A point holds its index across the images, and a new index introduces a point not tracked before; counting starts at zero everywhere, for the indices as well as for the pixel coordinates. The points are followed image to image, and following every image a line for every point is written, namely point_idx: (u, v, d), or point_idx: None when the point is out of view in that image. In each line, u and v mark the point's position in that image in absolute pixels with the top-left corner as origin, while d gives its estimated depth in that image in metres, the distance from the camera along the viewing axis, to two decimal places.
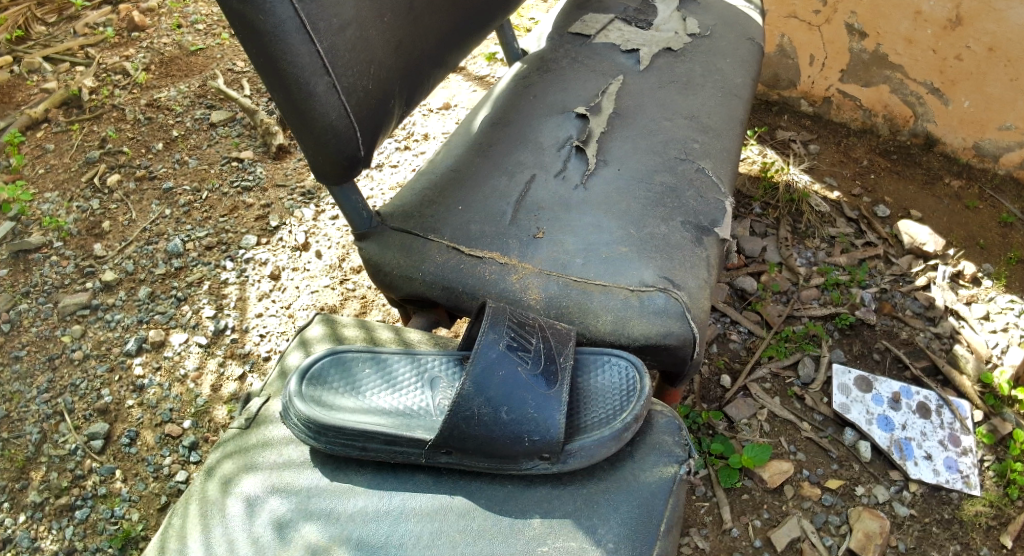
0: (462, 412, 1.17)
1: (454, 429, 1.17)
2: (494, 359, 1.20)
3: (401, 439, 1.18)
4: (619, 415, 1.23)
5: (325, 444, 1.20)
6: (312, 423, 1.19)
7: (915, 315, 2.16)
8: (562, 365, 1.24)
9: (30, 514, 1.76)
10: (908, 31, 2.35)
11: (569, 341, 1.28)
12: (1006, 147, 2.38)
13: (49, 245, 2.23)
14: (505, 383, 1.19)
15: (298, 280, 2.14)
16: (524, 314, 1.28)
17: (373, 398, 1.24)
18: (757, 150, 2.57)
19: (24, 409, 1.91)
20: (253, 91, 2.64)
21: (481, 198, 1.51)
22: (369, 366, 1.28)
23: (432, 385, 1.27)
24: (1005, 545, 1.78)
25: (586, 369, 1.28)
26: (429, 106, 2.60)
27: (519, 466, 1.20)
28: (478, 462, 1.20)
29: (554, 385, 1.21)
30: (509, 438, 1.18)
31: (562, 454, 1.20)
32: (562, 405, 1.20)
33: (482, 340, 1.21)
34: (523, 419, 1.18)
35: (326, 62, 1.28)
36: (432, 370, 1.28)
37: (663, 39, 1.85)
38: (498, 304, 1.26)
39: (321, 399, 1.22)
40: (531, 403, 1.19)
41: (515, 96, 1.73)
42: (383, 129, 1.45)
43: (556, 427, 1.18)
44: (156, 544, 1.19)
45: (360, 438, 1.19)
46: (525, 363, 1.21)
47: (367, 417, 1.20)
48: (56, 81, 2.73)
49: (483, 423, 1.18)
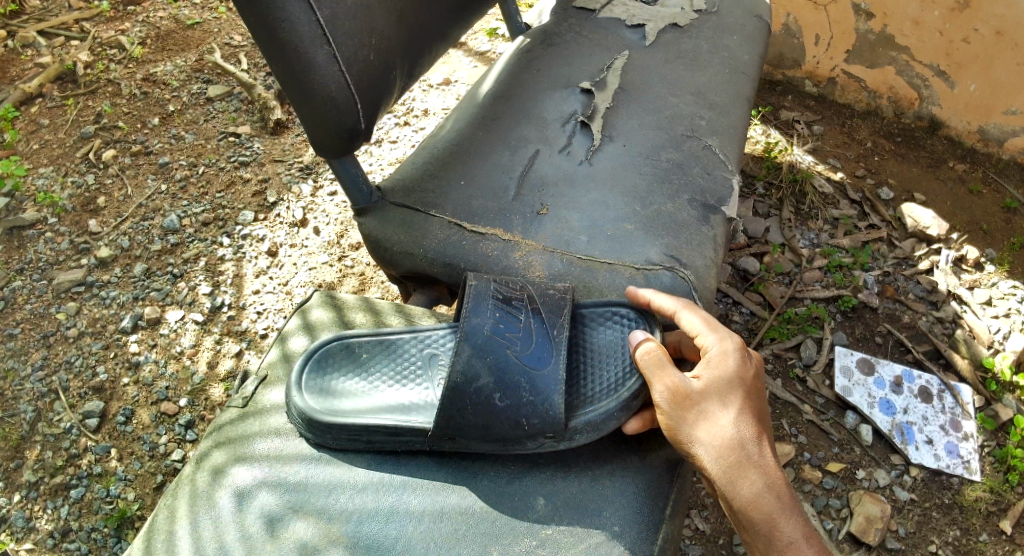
0: (454, 403, 1.15)
1: (450, 420, 1.16)
2: (481, 344, 1.17)
3: (404, 430, 1.17)
4: (623, 383, 1.21)
5: (332, 441, 1.19)
6: (316, 421, 1.18)
7: (917, 299, 2.14)
8: (558, 337, 1.20)
9: (25, 494, 1.74)
10: (917, 13, 2.31)
11: (563, 307, 1.24)
12: (1011, 132, 2.34)
13: (43, 221, 2.19)
14: (495, 367, 1.17)
15: (296, 257, 2.12)
16: (511, 286, 1.25)
17: (374, 385, 1.23)
18: (760, 130, 2.54)
19: (18, 387, 1.89)
20: (251, 66, 2.61)
21: (484, 173, 1.48)
22: (365, 350, 1.26)
23: (432, 364, 1.24)
24: (1003, 531, 1.79)
25: (590, 325, 1.26)
26: (429, 82, 2.56)
27: (524, 446, 1.19)
28: (483, 447, 1.19)
29: (550, 361, 1.18)
30: (508, 423, 1.17)
31: (567, 433, 1.18)
32: (560, 381, 1.17)
33: (465, 324, 1.18)
34: (519, 405, 1.16)
35: (326, 31, 1.24)
36: (427, 347, 1.26)
37: (669, 14, 1.81)
38: (480, 278, 1.23)
39: (322, 393, 1.21)
40: (524, 385, 1.17)
41: (517, 70, 1.69)
42: (383, 103, 1.42)
43: (556, 408, 1.16)
44: (143, 538, 1.17)
45: (364, 433, 1.18)
46: (514, 344, 1.18)
47: (365, 411, 1.19)
48: (51, 56, 2.69)
49: (478, 412, 1.16)
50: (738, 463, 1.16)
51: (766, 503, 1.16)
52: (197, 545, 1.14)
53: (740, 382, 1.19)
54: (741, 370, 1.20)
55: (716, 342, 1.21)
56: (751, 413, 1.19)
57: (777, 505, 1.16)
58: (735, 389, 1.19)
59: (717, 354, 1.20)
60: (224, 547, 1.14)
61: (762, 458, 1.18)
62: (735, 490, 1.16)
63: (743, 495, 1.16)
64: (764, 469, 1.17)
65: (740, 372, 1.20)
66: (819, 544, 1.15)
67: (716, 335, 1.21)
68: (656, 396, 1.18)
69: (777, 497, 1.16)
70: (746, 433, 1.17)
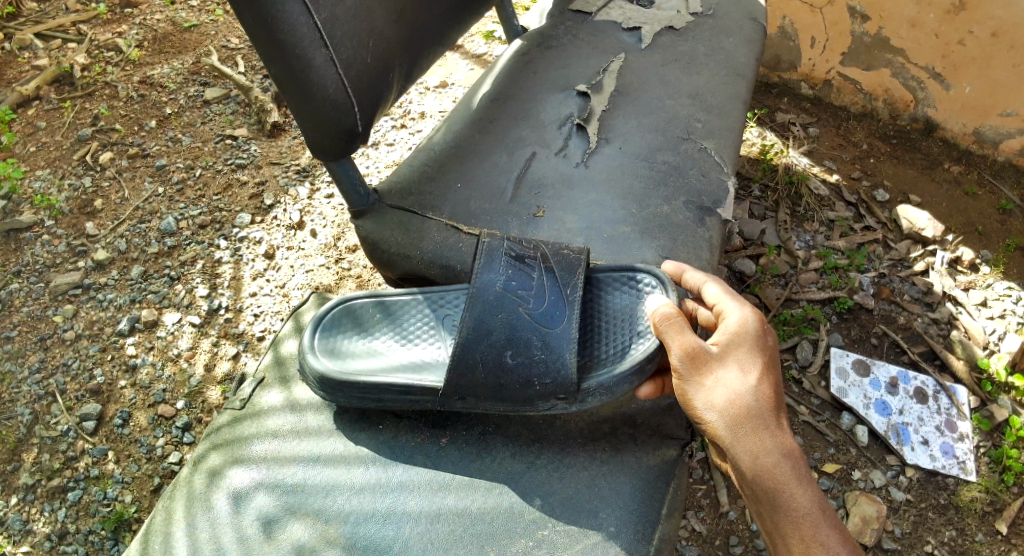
0: (466, 360, 1.17)
1: (460, 378, 1.18)
2: (492, 301, 1.19)
3: (414, 389, 1.19)
4: (635, 345, 1.22)
5: (343, 399, 1.21)
6: (326, 379, 1.20)
7: (913, 300, 2.15)
8: (570, 297, 1.21)
9: (22, 497, 1.74)
10: (913, 14, 2.31)
11: (577, 267, 1.24)
12: (1006, 134, 2.36)
13: (40, 224, 2.19)
14: (506, 324, 1.19)
15: (293, 259, 2.12)
16: (524, 244, 1.26)
17: (387, 344, 1.26)
18: (756, 132, 2.54)
19: (16, 390, 1.89)
20: (248, 69, 2.61)
21: (481, 175, 1.49)
22: (377, 310, 1.30)
23: (443, 323, 1.27)
24: (999, 532, 1.79)
25: (605, 290, 1.28)
26: (426, 84, 2.57)
27: (537, 407, 1.20)
28: (494, 406, 1.21)
29: (562, 320, 1.20)
30: (519, 382, 1.18)
31: (579, 394, 1.19)
32: (571, 341, 1.18)
33: (477, 280, 1.20)
34: (530, 364, 1.18)
35: (324, 33, 1.25)
36: (439, 308, 1.28)
37: (665, 17, 1.82)
38: (492, 236, 1.24)
39: (334, 355, 1.23)
40: (536, 342, 1.18)
41: (514, 72, 1.70)
42: (382, 105, 1.42)
43: (567, 368, 1.18)
44: (140, 540, 1.17)
45: (374, 391, 1.20)
46: (527, 302, 1.20)
47: (376, 369, 1.22)
48: (48, 58, 2.69)
49: (488, 370, 1.18)
50: (756, 432, 1.18)
51: (780, 474, 1.18)
52: (194, 547, 1.14)
53: (759, 351, 1.21)
54: (761, 342, 1.22)
55: (738, 310, 1.24)
56: (769, 384, 1.20)
57: (793, 475, 1.18)
58: (753, 358, 1.20)
59: (738, 327, 1.22)
60: (221, 549, 1.14)
61: (778, 427, 1.19)
62: (752, 459, 1.18)
63: (761, 464, 1.18)
64: (780, 439, 1.19)
65: (758, 341, 1.21)
66: (833, 514, 1.18)
67: (739, 304, 1.24)
68: (674, 362, 1.19)
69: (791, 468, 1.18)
70: (764, 406, 1.19)
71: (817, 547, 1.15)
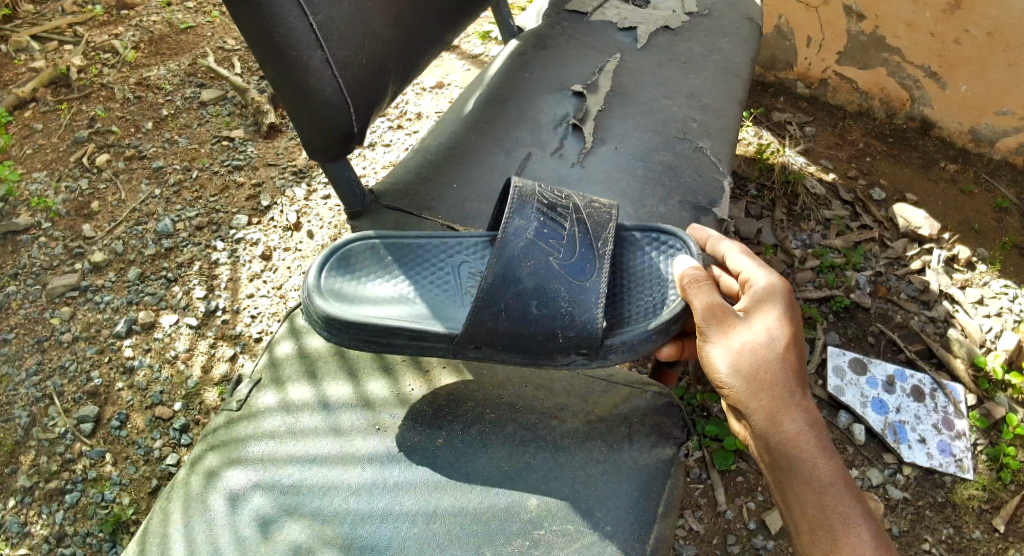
0: (489, 309, 1.18)
1: (481, 326, 1.18)
2: (523, 247, 1.20)
3: (426, 333, 1.19)
4: (660, 302, 1.24)
5: (346, 341, 1.20)
6: (333, 321, 1.18)
7: (910, 299, 2.16)
8: (600, 251, 1.24)
9: (19, 499, 1.74)
10: (909, 14, 2.31)
11: (607, 223, 1.27)
12: (1002, 132, 2.36)
13: (37, 226, 2.19)
14: (535, 273, 1.20)
15: (290, 261, 2.12)
16: (554, 194, 1.27)
17: (396, 285, 1.25)
18: (753, 131, 2.55)
19: (13, 392, 1.89)
20: (244, 70, 2.61)
21: (477, 175, 1.49)
22: (390, 252, 1.29)
23: (458, 268, 1.27)
24: (997, 529, 1.79)
25: (631, 250, 1.30)
26: (422, 85, 2.57)
27: (557, 362, 1.21)
28: (509, 357, 1.22)
29: (591, 273, 1.22)
30: (542, 335, 1.20)
31: (601, 350, 1.20)
32: (599, 295, 1.20)
33: (509, 226, 1.21)
34: (555, 315, 1.19)
35: (319, 36, 1.25)
36: (457, 254, 1.28)
37: (661, 17, 1.83)
38: (524, 182, 1.25)
39: (339, 294, 1.22)
40: (564, 294, 1.20)
41: (510, 73, 1.70)
42: (378, 107, 1.42)
43: (594, 322, 1.19)
44: (138, 541, 1.17)
45: (383, 333, 1.19)
46: (557, 252, 1.21)
47: (385, 314, 1.20)
48: (44, 60, 2.69)
49: (512, 320, 1.19)
50: (780, 401, 1.19)
51: (803, 443, 1.18)
52: (190, 547, 1.14)
53: (788, 317, 1.21)
54: (789, 308, 1.22)
55: (766, 277, 1.25)
56: (795, 353, 1.21)
57: (817, 446, 1.19)
58: (783, 325, 1.20)
59: (766, 293, 1.23)
60: (218, 550, 1.14)
61: (803, 397, 1.20)
62: (775, 427, 1.19)
63: (783, 432, 1.19)
64: (805, 409, 1.20)
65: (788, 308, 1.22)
66: (854, 487, 1.18)
67: (765, 270, 1.26)
68: (700, 325, 1.20)
69: (814, 438, 1.19)
70: (789, 374, 1.19)
71: (835, 519, 1.16)
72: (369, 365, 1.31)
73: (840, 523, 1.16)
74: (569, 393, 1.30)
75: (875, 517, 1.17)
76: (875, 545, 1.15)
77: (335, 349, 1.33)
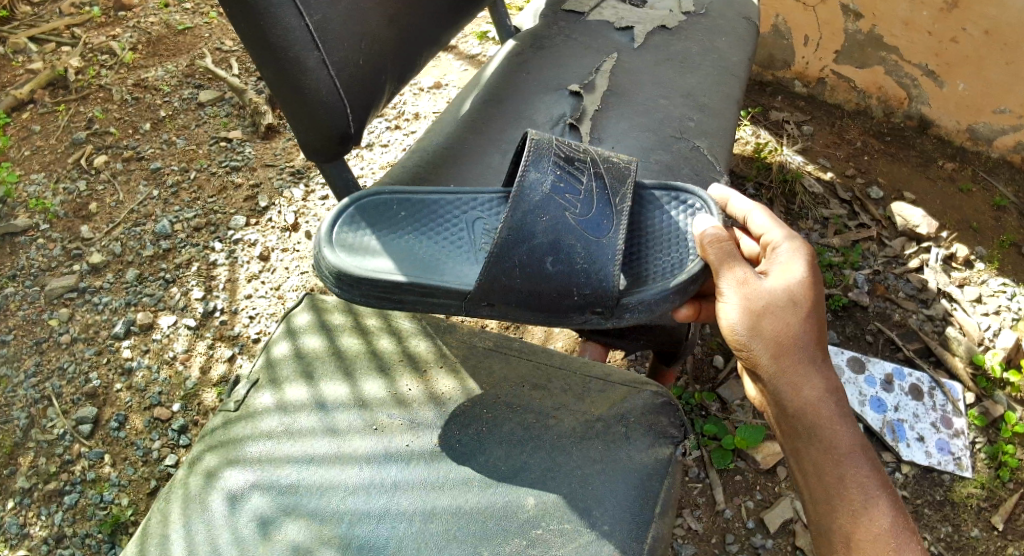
0: (503, 266, 1.16)
1: (494, 282, 1.16)
2: (540, 201, 1.18)
3: (438, 291, 1.17)
4: (677, 261, 1.22)
5: (359, 297, 1.18)
6: (344, 275, 1.16)
7: (908, 297, 2.16)
8: (618, 207, 1.23)
9: (18, 500, 1.74)
10: (907, 13, 2.31)
11: (626, 181, 1.26)
12: (1000, 131, 2.36)
13: (35, 227, 2.19)
14: (551, 228, 1.18)
15: (288, 261, 2.13)
16: (572, 148, 1.26)
17: (409, 239, 1.22)
18: (750, 131, 2.55)
19: (11, 394, 1.89)
20: (242, 71, 2.61)
21: (474, 175, 1.49)
22: (403, 207, 1.26)
23: (472, 225, 1.25)
24: (996, 527, 1.80)
25: (650, 208, 1.28)
26: (420, 85, 2.57)
27: (571, 320, 1.20)
28: (522, 314, 1.20)
29: (607, 231, 1.20)
30: (557, 291, 1.18)
31: (617, 309, 1.19)
32: (616, 253, 1.19)
33: (525, 178, 1.18)
34: (571, 272, 1.18)
35: (316, 36, 1.25)
36: (470, 211, 1.25)
37: (658, 17, 1.83)
38: (540, 135, 1.23)
39: (351, 248, 1.19)
40: (579, 250, 1.18)
41: (507, 73, 1.70)
42: (375, 108, 1.42)
43: (610, 279, 1.18)
44: (136, 541, 1.17)
45: (395, 290, 1.17)
46: (574, 208, 1.20)
47: (397, 268, 1.18)
48: (42, 62, 2.68)
49: (527, 276, 1.17)
50: (801, 368, 1.21)
51: (821, 409, 1.21)
52: (190, 546, 1.15)
53: (811, 282, 1.22)
54: (811, 274, 1.24)
55: (784, 232, 1.27)
56: (816, 320, 1.22)
57: (835, 413, 1.21)
58: (806, 289, 1.21)
59: (790, 259, 1.24)
60: (216, 550, 1.14)
61: (822, 363, 1.22)
62: (793, 393, 1.21)
63: (803, 399, 1.21)
64: (825, 375, 1.22)
65: (809, 265, 1.24)
66: (869, 451, 1.22)
67: (782, 226, 1.29)
68: (724, 289, 1.20)
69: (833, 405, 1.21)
70: (810, 341, 1.21)
71: (851, 483, 1.20)
72: (366, 365, 1.31)
73: (855, 487, 1.20)
74: (567, 392, 1.30)
75: (890, 484, 1.21)
76: (890, 509, 1.19)
77: (332, 350, 1.33)
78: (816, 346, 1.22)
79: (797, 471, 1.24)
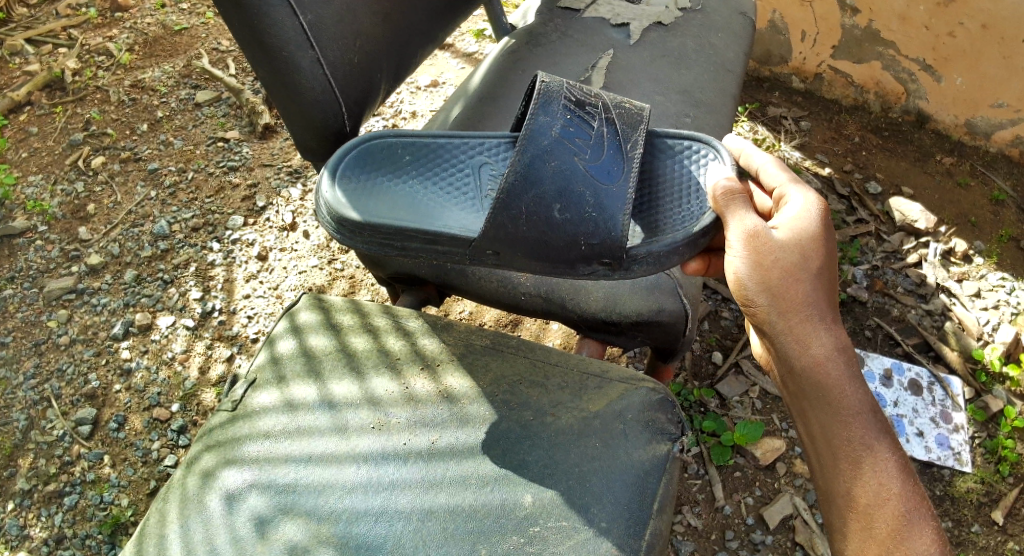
0: (510, 211, 1.16)
1: (501, 229, 1.16)
2: (548, 146, 1.17)
3: (443, 238, 1.18)
4: (690, 211, 1.22)
5: (362, 244, 1.18)
6: (346, 221, 1.17)
7: (906, 292, 2.16)
8: (631, 154, 1.22)
9: (18, 502, 1.74)
10: (904, 8, 2.30)
11: (639, 126, 1.25)
12: (998, 125, 2.36)
13: (33, 229, 2.19)
14: (559, 174, 1.17)
15: (286, 261, 2.13)
16: (584, 93, 1.25)
17: (414, 185, 1.25)
18: (748, 126, 2.55)
19: (11, 395, 1.89)
20: (239, 70, 2.61)
21: None
22: (408, 152, 1.28)
23: (480, 169, 1.27)
24: (995, 522, 1.80)
25: (662, 158, 1.29)
26: (417, 84, 2.57)
27: (577, 271, 1.19)
28: (528, 263, 1.20)
29: (617, 178, 1.19)
30: (565, 241, 1.17)
31: (626, 261, 1.18)
32: (627, 201, 1.18)
33: (535, 122, 1.18)
34: (580, 221, 1.17)
35: (311, 36, 1.25)
36: (478, 155, 1.28)
37: (653, 13, 1.82)
38: (552, 79, 1.23)
39: (354, 194, 1.20)
40: (589, 198, 1.17)
41: (503, 71, 1.69)
42: (371, 105, 1.43)
43: (619, 228, 1.16)
44: (134, 544, 1.17)
45: (399, 237, 1.18)
46: (583, 153, 1.19)
47: (401, 214, 1.19)
48: (38, 63, 2.68)
49: (533, 224, 1.16)
50: (810, 326, 1.19)
51: (830, 373, 1.19)
52: (189, 544, 1.15)
53: (822, 238, 1.20)
54: (824, 229, 1.20)
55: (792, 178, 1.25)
56: (826, 281, 1.19)
57: (844, 374, 1.19)
58: (815, 242, 1.19)
59: (803, 210, 1.21)
60: (214, 550, 1.14)
61: (832, 322, 1.20)
62: (802, 353, 1.19)
63: (811, 357, 1.19)
64: (834, 335, 1.19)
65: (821, 217, 1.21)
66: (879, 415, 1.21)
67: (790, 173, 1.26)
68: (731, 240, 1.17)
69: (843, 368, 1.19)
70: (819, 301, 1.19)
71: (859, 446, 1.19)
72: (369, 363, 1.31)
73: (863, 450, 1.19)
74: (564, 389, 1.29)
75: (900, 449, 1.20)
76: (898, 476, 1.19)
77: (339, 348, 1.33)
78: (826, 308, 1.19)
79: (808, 435, 1.22)
